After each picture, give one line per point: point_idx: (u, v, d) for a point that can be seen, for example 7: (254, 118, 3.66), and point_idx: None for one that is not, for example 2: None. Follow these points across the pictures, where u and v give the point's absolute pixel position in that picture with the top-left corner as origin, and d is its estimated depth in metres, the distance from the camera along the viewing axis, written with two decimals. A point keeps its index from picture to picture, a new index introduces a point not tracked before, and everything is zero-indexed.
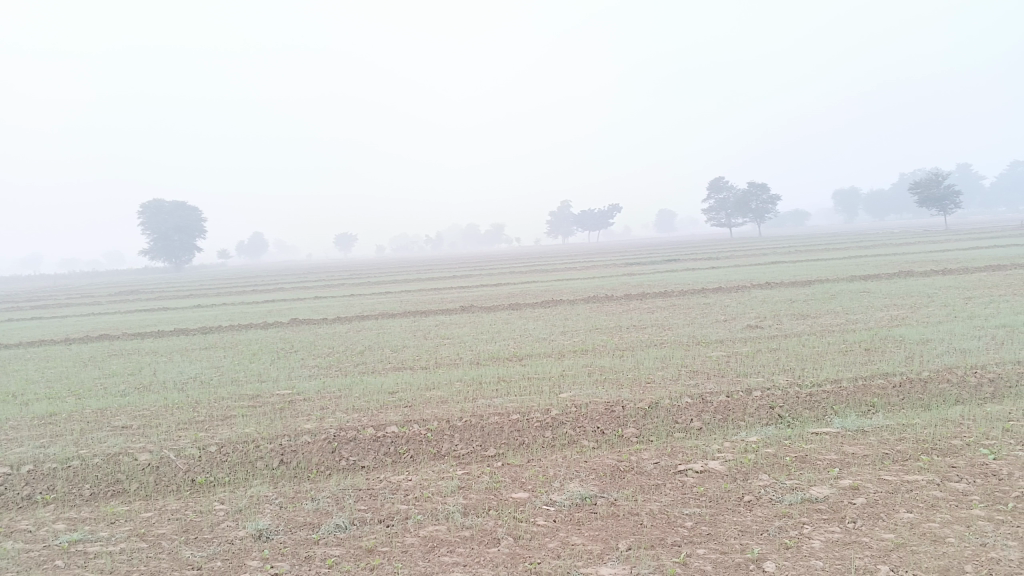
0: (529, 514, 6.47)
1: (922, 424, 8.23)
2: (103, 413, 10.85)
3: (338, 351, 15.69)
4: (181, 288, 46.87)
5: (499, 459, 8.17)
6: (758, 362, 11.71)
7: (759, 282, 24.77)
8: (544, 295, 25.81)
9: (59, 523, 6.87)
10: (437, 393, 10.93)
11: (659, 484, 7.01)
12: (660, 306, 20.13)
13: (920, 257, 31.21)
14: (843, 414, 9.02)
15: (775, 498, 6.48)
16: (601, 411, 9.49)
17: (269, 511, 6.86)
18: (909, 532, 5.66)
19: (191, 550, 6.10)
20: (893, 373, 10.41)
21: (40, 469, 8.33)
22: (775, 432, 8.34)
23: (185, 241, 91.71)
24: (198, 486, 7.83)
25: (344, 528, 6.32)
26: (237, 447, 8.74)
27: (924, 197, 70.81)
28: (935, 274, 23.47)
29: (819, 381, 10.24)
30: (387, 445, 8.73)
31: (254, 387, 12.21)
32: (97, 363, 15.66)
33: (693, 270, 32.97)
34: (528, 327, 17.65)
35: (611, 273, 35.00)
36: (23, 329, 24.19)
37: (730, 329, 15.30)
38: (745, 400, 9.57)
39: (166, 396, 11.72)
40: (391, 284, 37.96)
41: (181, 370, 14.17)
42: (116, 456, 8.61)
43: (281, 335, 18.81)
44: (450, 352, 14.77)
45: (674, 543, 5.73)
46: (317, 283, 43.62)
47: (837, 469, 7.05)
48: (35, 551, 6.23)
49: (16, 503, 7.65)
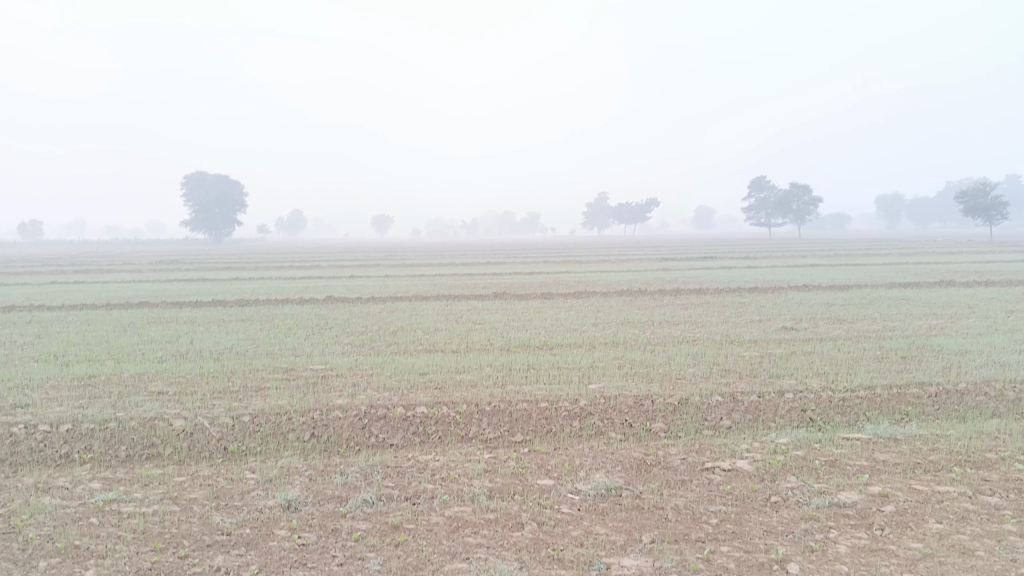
0: (554, 501, 6.50)
1: (956, 436, 8.11)
2: (141, 378, 11.09)
3: (371, 330, 15.85)
4: (220, 260, 47.54)
5: (526, 446, 8.20)
6: (791, 364, 11.61)
7: (796, 284, 24.46)
8: (578, 286, 25.74)
9: (95, 482, 7.06)
10: (467, 377, 11.00)
11: (685, 480, 7.00)
12: (694, 303, 20.00)
13: (962, 267, 30.56)
14: (875, 420, 8.92)
15: (802, 501, 6.44)
16: (630, 404, 9.49)
17: (299, 482, 6.97)
18: (938, 543, 5.59)
19: (221, 515, 6.23)
20: (929, 382, 10.26)
21: (78, 429, 8.54)
22: (805, 435, 8.28)
23: (225, 215, 92.93)
24: (229, 455, 7.98)
25: (370, 503, 6.41)
26: (269, 419, 8.89)
27: (970, 206, 69.30)
28: (977, 285, 23.03)
29: (852, 386, 10.13)
30: (416, 424, 8.82)
31: (287, 360, 12.39)
32: (136, 330, 15.99)
33: (730, 269, 32.69)
34: (560, 317, 17.64)
35: (646, 267, 34.86)
36: (67, 293, 24.77)
37: (764, 329, 15.19)
38: (776, 401, 9.50)
39: (202, 365, 11.95)
40: (425, 267, 38.15)
41: (217, 340, 14.42)
42: (151, 420, 8.81)
43: (316, 312, 19.04)
44: (481, 337, 14.84)
45: (697, 539, 5.73)
46: (354, 262, 43.99)
47: (867, 476, 6.98)
48: (71, 508, 6.40)
49: (54, 460, 7.86)
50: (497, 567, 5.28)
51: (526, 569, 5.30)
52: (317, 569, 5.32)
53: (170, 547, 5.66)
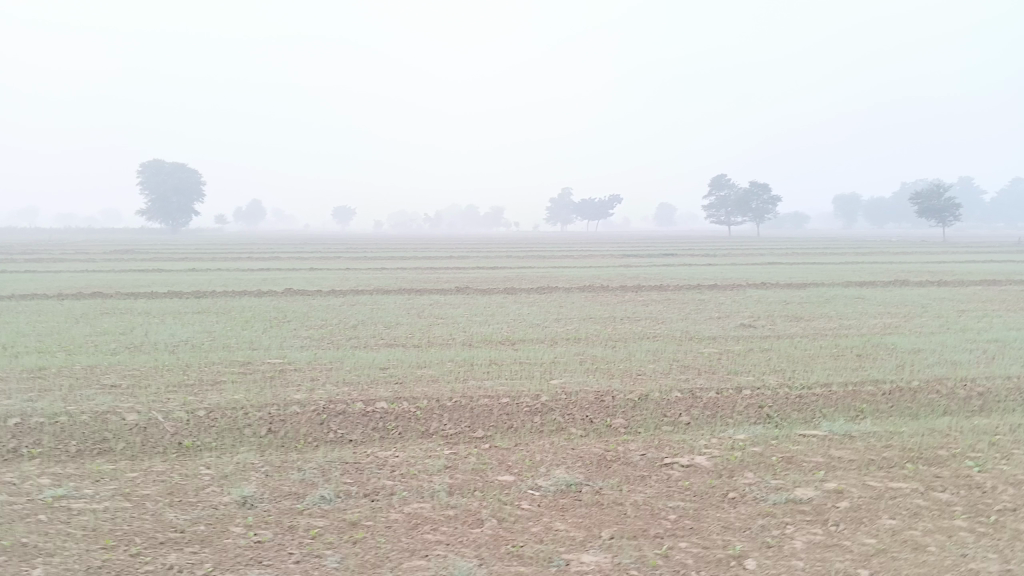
0: (515, 497, 6.48)
1: (909, 433, 8.27)
2: (93, 370, 10.84)
3: (331, 324, 15.69)
4: (177, 250, 46.73)
5: (487, 442, 8.17)
6: (750, 361, 11.72)
7: (755, 281, 24.73)
8: (540, 281, 25.75)
9: (44, 478, 6.86)
10: (428, 371, 10.95)
11: (645, 475, 7.03)
12: (655, 299, 20.12)
13: (915, 267, 31.12)
14: (831, 417, 9.05)
15: (759, 496, 6.51)
16: (591, 400, 9.51)
17: (255, 479, 6.86)
18: (891, 539, 5.69)
19: (174, 512, 6.10)
20: (883, 380, 10.45)
21: (27, 423, 8.31)
22: (762, 432, 8.38)
23: (183, 204, 91.33)
24: (184, 450, 7.83)
25: (329, 500, 6.33)
26: (226, 413, 8.74)
27: (924, 208, 70.72)
28: (930, 285, 23.51)
29: (809, 383, 10.28)
30: (376, 420, 8.74)
31: (245, 354, 12.20)
32: (88, 320, 15.62)
33: (691, 266, 32.99)
34: (522, 312, 17.62)
35: (609, 263, 35.09)
36: (17, 282, 24.15)
37: (723, 326, 15.34)
38: (735, 397, 9.60)
39: (157, 358, 11.71)
40: (386, 260, 37.88)
41: (173, 333, 14.14)
42: (103, 414, 8.60)
43: (274, 304, 18.80)
44: (442, 332, 14.75)
45: (656, 535, 5.76)
46: (314, 253, 43.48)
47: (822, 472, 7.08)
48: (19, 504, 6.22)
49: (1, 454, 7.62)
50: (457, 564, 5.24)
51: (484, 566, 5.27)
52: (273, 566, 5.24)
53: (120, 545, 5.53)
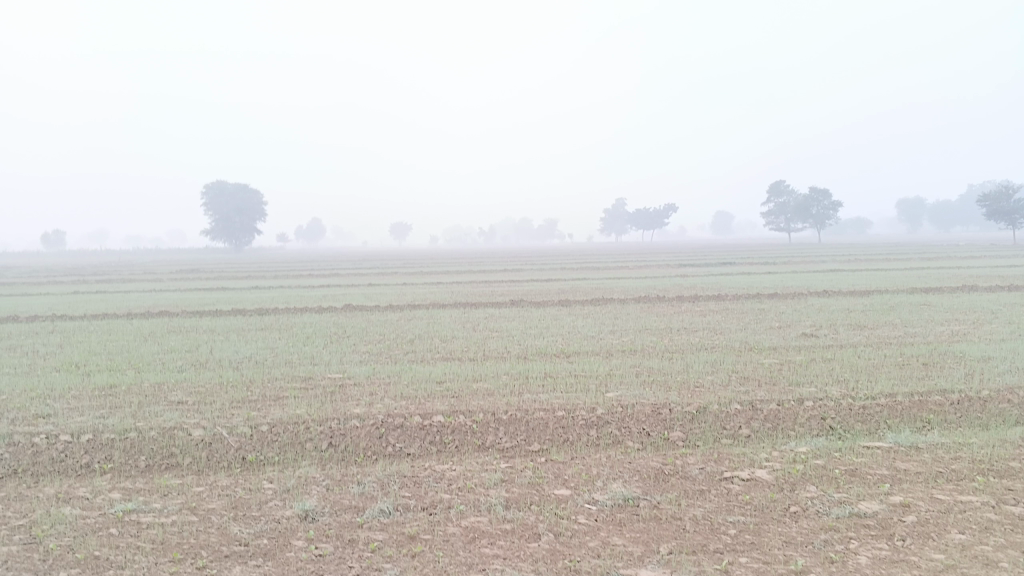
0: (571, 511, 6.47)
1: (979, 444, 8.01)
2: (161, 387, 11.18)
3: (389, 339, 15.90)
4: (240, 268, 47.98)
5: (543, 455, 8.19)
6: (811, 372, 11.48)
7: (816, 289, 24.23)
8: (596, 293, 25.71)
9: (115, 493, 7.10)
10: (484, 385, 11.01)
11: (703, 490, 6.94)
12: (712, 309, 19.86)
13: (983, 272, 30.07)
14: (896, 429, 8.82)
15: (822, 510, 6.38)
16: (648, 413, 9.44)
17: (316, 492, 6.99)
18: (961, 554, 5.52)
19: (239, 526, 6.26)
20: (951, 390, 10.13)
21: (99, 439, 8.62)
22: (825, 444, 8.20)
23: (245, 224, 93.56)
24: (248, 465, 8.02)
25: (387, 513, 6.42)
26: (288, 428, 8.93)
27: (992, 211, 68.36)
28: (1001, 290, 22.71)
29: (873, 394, 10.02)
30: (433, 434, 8.82)
31: (306, 369, 12.44)
32: (156, 339, 16.11)
33: (749, 274, 32.51)
34: (577, 325, 17.56)
35: (665, 273, 34.79)
36: (91, 302, 25.06)
37: (784, 336, 15.06)
38: (796, 409, 9.41)
39: (221, 374, 12.02)
40: (441, 275, 38.14)
41: (237, 349, 14.49)
42: (170, 430, 8.86)
43: (334, 320, 19.14)
44: (497, 345, 14.80)
45: (715, 550, 5.69)
46: (372, 270, 44.05)
47: (887, 485, 6.90)
48: (91, 518, 6.45)
49: (76, 469, 7.92)
50: None
51: None
52: None
53: (188, 557, 5.69)
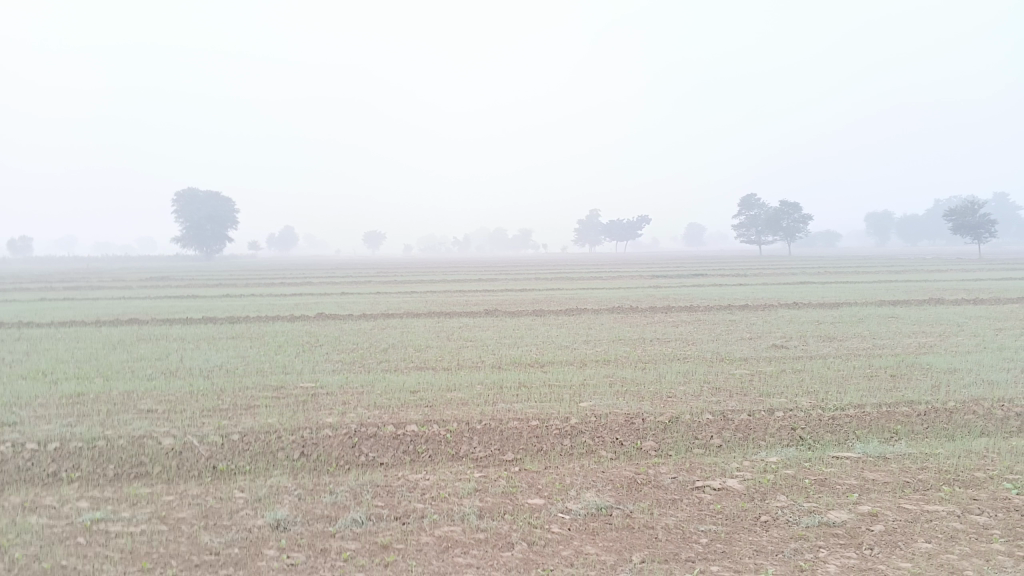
0: (544, 521, 6.48)
1: (945, 454, 8.15)
2: (130, 396, 11.03)
3: (362, 348, 15.84)
4: (212, 276, 47.54)
5: (516, 464, 8.20)
6: (782, 382, 11.62)
7: (787, 301, 24.53)
8: (570, 303, 25.82)
9: (82, 502, 7.00)
10: (458, 394, 10.99)
11: (676, 499, 6.99)
12: (685, 320, 20.02)
13: (950, 285, 30.61)
14: (865, 439, 8.95)
15: (792, 519, 6.46)
16: (621, 422, 9.49)
17: (288, 501, 6.94)
18: (926, 562, 5.61)
19: (209, 535, 6.19)
20: (918, 401, 10.29)
21: (66, 447, 8.49)
22: (795, 454, 8.31)
23: (216, 232, 92.65)
24: (219, 474, 7.94)
25: (360, 522, 6.39)
26: (259, 437, 8.86)
27: (958, 225, 69.56)
28: (966, 303, 23.17)
29: (842, 405, 10.15)
30: (406, 443, 8.80)
31: (278, 378, 12.35)
32: (126, 347, 15.90)
33: (722, 286, 32.84)
34: (551, 335, 17.60)
35: (639, 283, 35.03)
36: (58, 309, 24.69)
37: (755, 347, 15.23)
38: (767, 420, 9.52)
39: (192, 383, 11.89)
40: (415, 284, 38.08)
41: (208, 357, 14.36)
42: (140, 439, 8.76)
43: (307, 328, 19.04)
44: (471, 355, 14.80)
45: (687, 559, 5.73)
46: (347, 279, 43.93)
47: (856, 495, 6.99)
48: (59, 527, 6.35)
49: (43, 478, 7.79)
50: None
51: None
52: None
53: (157, 567, 5.63)
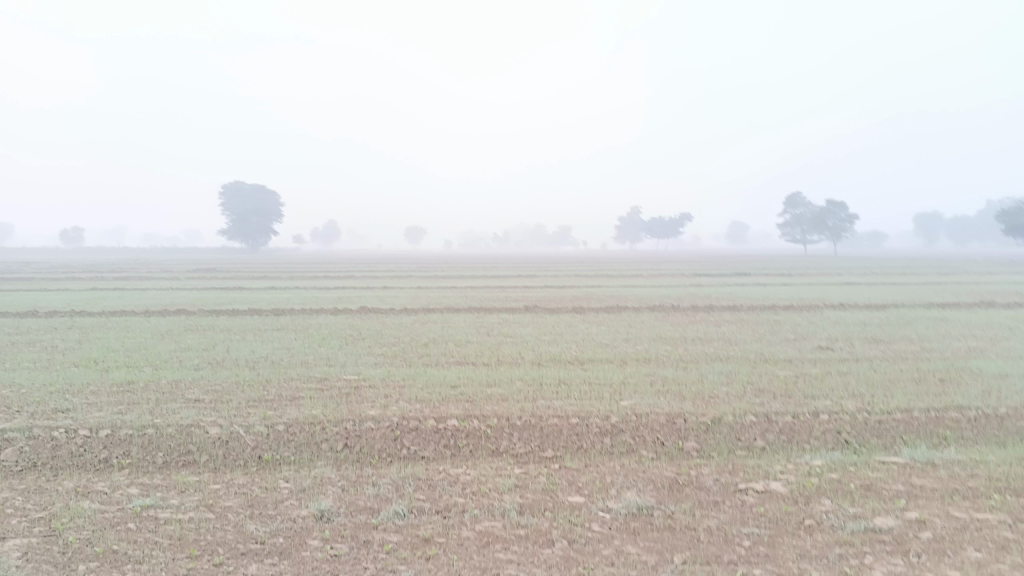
0: (585, 519, 6.49)
1: (996, 462, 7.97)
2: (178, 385, 11.27)
3: (404, 341, 15.98)
4: (256, 269, 48.32)
5: (557, 462, 8.21)
6: (827, 385, 11.44)
7: (832, 302, 24.17)
8: (611, 300, 25.75)
9: (133, 488, 7.18)
10: (499, 390, 11.02)
11: (718, 501, 6.94)
12: (728, 320, 19.84)
13: (1002, 288, 29.87)
14: (912, 444, 8.79)
15: (837, 524, 6.37)
16: (662, 422, 9.44)
17: (331, 493, 7.03)
18: (976, 572, 5.50)
19: (255, 524, 6.31)
20: (968, 406, 10.07)
21: (117, 435, 8.70)
22: (840, 458, 8.19)
23: (261, 225, 94.09)
24: (264, 464, 8.08)
25: (402, 515, 6.46)
26: (303, 428, 8.99)
27: (1011, 227, 67.81)
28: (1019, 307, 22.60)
29: (889, 409, 9.97)
30: (447, 438, 8.86)
31: (321, 370, 12.51)
32: (174, 337, 16.23)
33: (765, 285, 32.48)
34: (591, 332, 17.57)
35: (681, 282, 34.77)
36: (110, 299, 25.31)
37: (799, 348, 15.02)
38: (811, 422, 9.39)
39: (237, 374, 12.10)
40: (455, 279, 38.27)
41: (252, 349, 14.58)
42: (187, 428, 8.94)
43: (349, 322, 19.26)
44: (512, 351, 14.84)
45: (729, 561, 5.69)
46: (388, 273, 44.32)
47: (904, 501, 6.87)
48: (110, 513, 6.52)
49: (94, 464, 7.99)
50: None
51: None
52: None
53: (205, 554, 5.75)
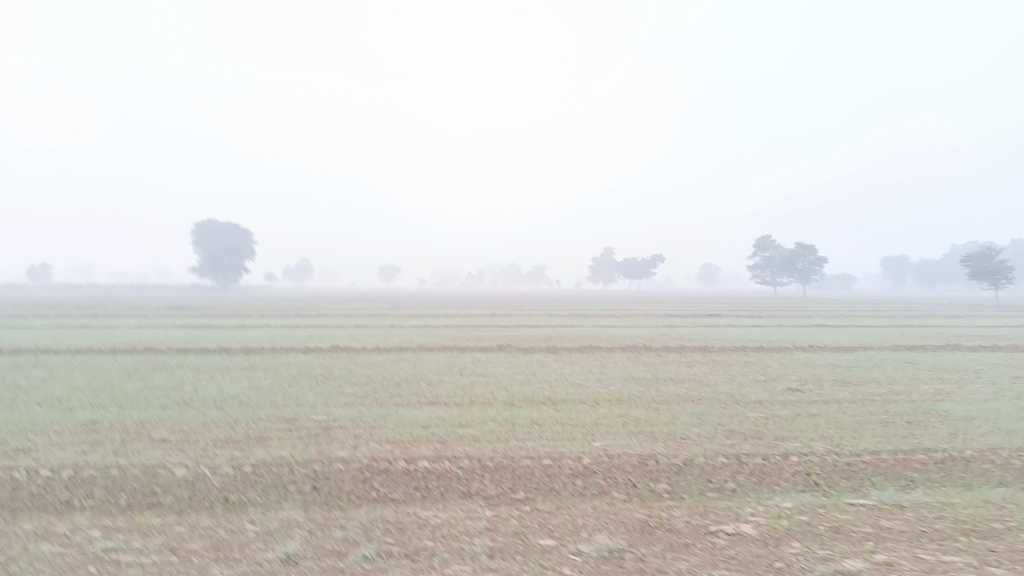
0: (556, 562, 6.44)
1: (962, 504, 8.04)
2: (144, 424, 11.08)
3: (375, 381, 15.85)
4: (227, 307, 47.85)
5: (528, 504, 8.16)
6: (796, 426, 11.51)
7: (802, 344, 24.40)
8: (584, 340, 25.82)
9: (94, 531, 7.02)
10: (470, 431, 10.96)
11: (689, 543, 6.93)
12: (699, 361, 19.95)
13: (967, 331, 30.38)
14: (880, 486, 8.85)
15: (806, 567, 6.38)
16: (634, 464, 9.43)
17: (299, 536, 6.93)
18: None
19: (220, 568, 6.18)
20: (935, 449, 10.17)
21: (79, 476, 8.51)
22: (809, 500, 8.23)
23: (233, 262, 93.47)
24: (230, 505, 7.95)
25: (370, 559, 6.36)
26: (271, 469, 8.87)
27: (975, 271, 69.14)
28: (984, 350, 22.95)
29: (858, 451, 10.04)
30: (417, 479, 8.78)
31: (291, 410, 12.36)
32: (140, 375, 15.97)
33: (737, 327, 32.77)
34: (564, 372, 17.56)
35: (653, 323, 34.98)
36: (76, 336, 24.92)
37: (769, 390, 15.11)
38: (781, 464, 9.44)
39: (205, 413, 11.92)
40: (429, 318, 38.17)
41: (221, 388, 14.38)
42: (153, 468, 8.78)
43: (320, 361, 19.10)
44: (484, 391, 14.78)
45: None
46: (361, 312, 44.08)
47: (872, 543, 6.91)
48: (70, 556, 6.37)
49: (55, 506, 7.81)
50: None
51: None
52: None
53: None
